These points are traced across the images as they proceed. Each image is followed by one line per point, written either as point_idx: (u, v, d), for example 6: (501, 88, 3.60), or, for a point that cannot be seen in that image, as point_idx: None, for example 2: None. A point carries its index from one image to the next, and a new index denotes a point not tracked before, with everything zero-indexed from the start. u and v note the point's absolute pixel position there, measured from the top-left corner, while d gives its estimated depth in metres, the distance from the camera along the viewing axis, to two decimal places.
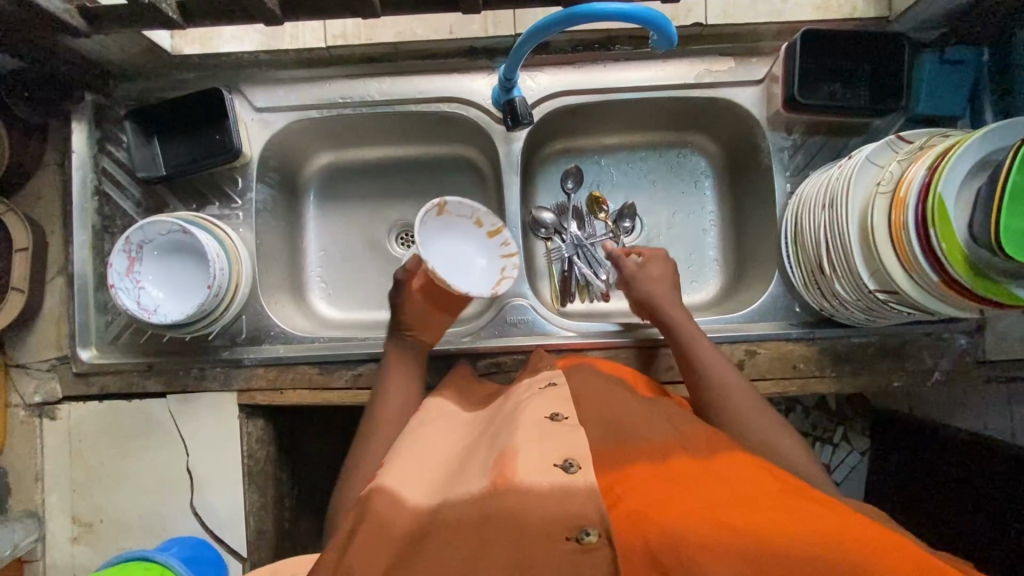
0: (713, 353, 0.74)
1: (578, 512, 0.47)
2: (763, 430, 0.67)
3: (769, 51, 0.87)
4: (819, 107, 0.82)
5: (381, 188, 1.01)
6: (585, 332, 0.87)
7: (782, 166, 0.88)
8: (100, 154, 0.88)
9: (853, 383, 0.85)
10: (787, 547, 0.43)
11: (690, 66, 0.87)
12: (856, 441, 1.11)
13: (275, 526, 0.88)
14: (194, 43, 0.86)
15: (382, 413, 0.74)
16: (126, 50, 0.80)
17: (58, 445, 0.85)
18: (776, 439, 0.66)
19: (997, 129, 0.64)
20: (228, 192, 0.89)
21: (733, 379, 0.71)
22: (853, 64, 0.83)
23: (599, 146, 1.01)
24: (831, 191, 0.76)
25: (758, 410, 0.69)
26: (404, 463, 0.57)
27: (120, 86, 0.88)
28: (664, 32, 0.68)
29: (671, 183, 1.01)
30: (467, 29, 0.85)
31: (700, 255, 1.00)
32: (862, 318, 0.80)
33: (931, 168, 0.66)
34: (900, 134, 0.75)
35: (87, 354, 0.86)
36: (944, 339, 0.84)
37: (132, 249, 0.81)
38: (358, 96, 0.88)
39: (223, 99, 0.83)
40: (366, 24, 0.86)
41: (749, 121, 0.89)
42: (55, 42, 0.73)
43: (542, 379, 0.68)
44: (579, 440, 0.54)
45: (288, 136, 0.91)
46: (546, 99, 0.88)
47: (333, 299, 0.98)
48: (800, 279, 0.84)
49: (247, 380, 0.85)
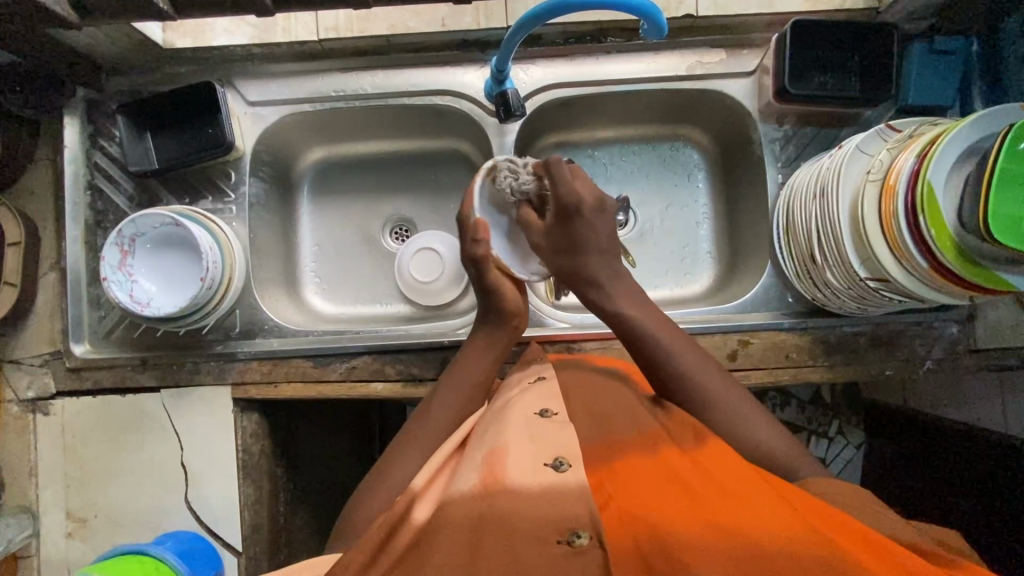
0: (662, 332, 0.67)
1: (568, 515, 0.47)
2: (731, 411, 0.63)
3: (760, 43, 0.87)
4: (810, 97, 0.83)
5: (374, 182, 1.01)
6: (579, 324, 0.87)
7: (774, 158, 0.89)
8: (93, 149, 0.88)
9: (846, 372, 0.85)
10: (775, 540, 0.43)
11: (682, 57, 0.88)
12: (851, 435, 1.11)
13: (270, 520, 0.88)
14: (186, 36, 0.85)
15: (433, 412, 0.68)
16: (118, 43, 0.80)
17: (52, 440, 0.84)
18: (749, 420, 0.62)
19: (985, 115, 0.64)
20: (221, 186, 0.89)
21: (692, 359, 0.65)
22: (844, 55, 0.83)
23: (592, 139, 1.01)
24: (822, 182, 0.77)
25: (723, 389, 0.64)
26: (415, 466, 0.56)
27: (112, 80, 0.88)
28: (654, 21, 0.69)
29: (664, 176, 1.02)
30: (459, 22, 0.85)
31: (693, 248, 1.00)
32: (854, 307, 0.80)
33: (920, 156, 0.66)
34: (890, 124, 0.76)
35: (80, 349, 0.86)
36: (935, 327, 0.84)
37: (125, 242, 0.81)
38: (351, 89, 0.89)
39: (216, 93, 0.84)
40: (358, 17, 0.85)
41: (741, 113, 0.90)
42: (45, 35, 0.73)
43: (531, 374, 0.69)
44: (566, 438, 0.54)
45: (281, 129, 0.91)
46: (538, 92, 0.89)
47: (327, 293, 0.98)
48: (792, 269, 0.84)
49: (240, 373, 0.85)
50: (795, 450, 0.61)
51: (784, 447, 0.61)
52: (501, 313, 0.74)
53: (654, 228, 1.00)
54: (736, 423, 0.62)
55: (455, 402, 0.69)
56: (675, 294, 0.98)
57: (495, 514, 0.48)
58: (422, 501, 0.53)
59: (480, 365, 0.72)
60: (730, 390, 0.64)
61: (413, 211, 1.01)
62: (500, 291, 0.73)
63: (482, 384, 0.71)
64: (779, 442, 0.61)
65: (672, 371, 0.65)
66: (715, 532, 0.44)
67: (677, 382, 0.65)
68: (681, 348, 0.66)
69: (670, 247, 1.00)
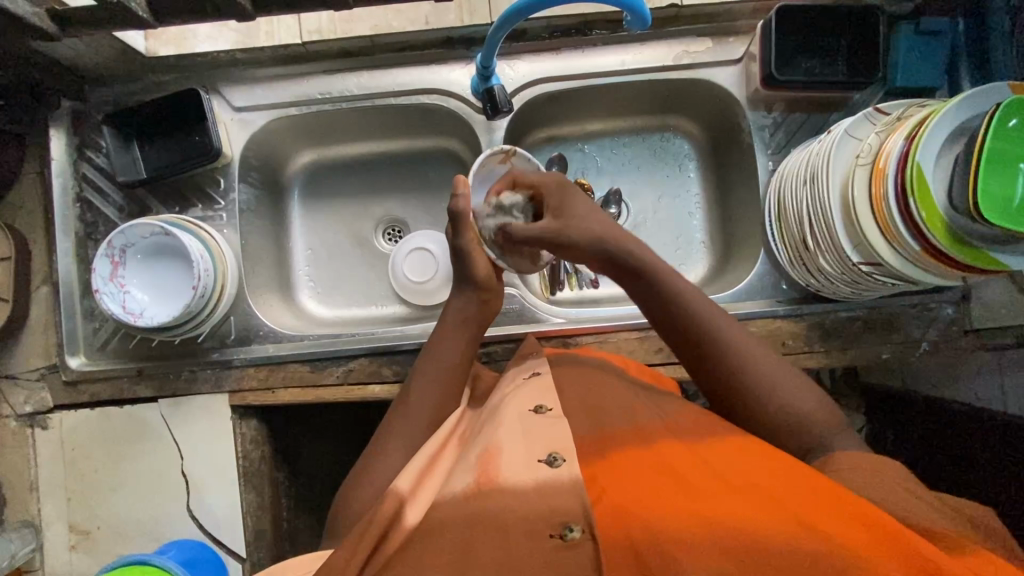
0: (689, 289, 0.65)
1: (561, 509, 0.47)
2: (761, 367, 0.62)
3: (745, 30, 0.87)
4: (797, 83, 0.82)
5: (366, 185, 1.01)
6: (574, 318, 0.87)
7: (764, 145, 0.88)
8: (80, 161, 0.87)
9: (843, 356, 0.85)
10: (776, 531, 0.43)
11: (668, 47, 0.87)
12: (852, 419, 1.11)
13: (273, 526, 0.88)
14: (169, 43, 0.86)
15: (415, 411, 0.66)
16: (101, 53, 0.80)
17: (52, 454, 0.84)
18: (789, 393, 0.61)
19: (972, 95, 0.64)
20: (211, 193, 0.89)
21: (723, 317, 0.64)
22: (828, 40, 0.83)
23: (583, 133, 1.01)
24: (812, 166, 0.76)
25: (754, 350, 0.63)
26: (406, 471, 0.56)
27: (96, 91, 0.88)
28: (638, 13, 0.68)
29: (656, 167, 1.01)
30: (443, 19, 0.85)
31: (686, 238, 1.00)
32: (848, 291, 0.80)
33: (909, 137, 0.66)
34: (878, 106, 0.76)
35: (76, 361, 0.86)
36: (931, 309, 0.84)
37: (115, 253, 0.81)
38: (337, 91, 0.88)
39: (203, 100, 0.83)
40: (341, 18, 0.85)
41: (730, 101, 0.90)
42: (26, 47, 0.73)
43: (526, 370, 0.69)
44: (560, 432, 0.54)
45: (267, 134, 0.90)
46: (525, 87, 0.88)
47: (322, 298, 0.98)
48: (785, 256, 0.84)
49: (237, 380, 0.85)
50: (828, 407, 0.60)
51: (828, 414, 0.60)
52: (475, 284, 0.74)
53: (646, 219, 1.00)
54: (767, 380, 0.61)
55: (435, 388, 0.68)
56: None
57: (491, 513, 0.48)
58: (417, 502, 0.52)
59: (447, 342, 0.71)
60: (758, 348, 0.63)
61: (405, 212, 1.01)
62: (467, 255, 0.73)
63: (458, 363, 0.70)
64: (813, 399, 0.60)
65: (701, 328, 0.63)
66: (698, 526, 0.45)
67: (703, 335, 0.63)
68: (708, 305, 0.65)
69: (664, 239, 1.00)
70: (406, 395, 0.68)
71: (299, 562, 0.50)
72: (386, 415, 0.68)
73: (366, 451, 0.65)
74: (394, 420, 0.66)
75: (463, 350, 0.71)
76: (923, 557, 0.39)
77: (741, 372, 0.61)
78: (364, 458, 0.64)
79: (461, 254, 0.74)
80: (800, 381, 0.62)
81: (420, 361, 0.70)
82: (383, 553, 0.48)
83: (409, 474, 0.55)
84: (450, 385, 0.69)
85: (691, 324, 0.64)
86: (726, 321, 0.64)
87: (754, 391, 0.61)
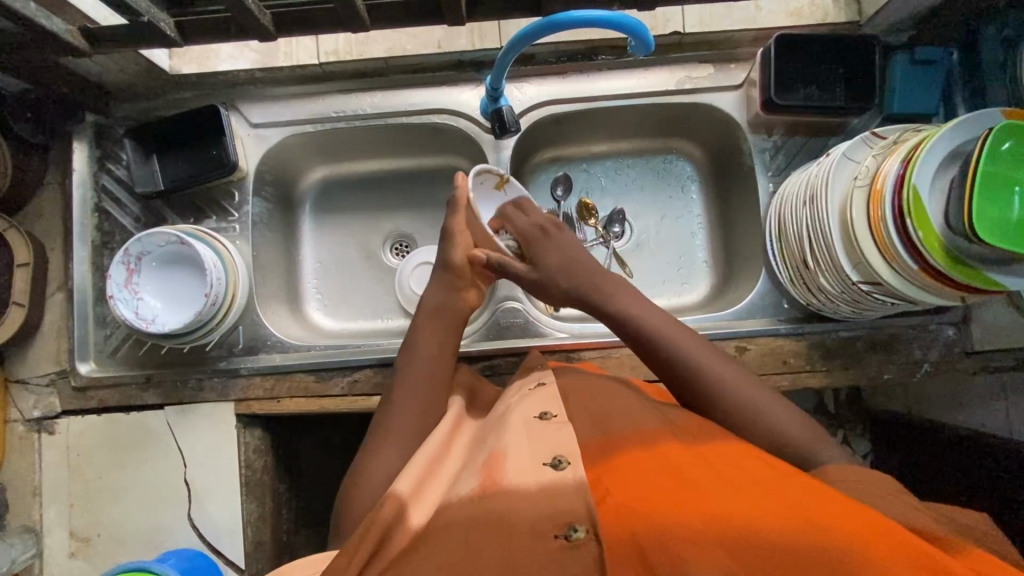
0: (660, 323, 0.68)
1: (566, 510, 0.47)
2: (746, 396, 0.63)
3: (746, 57, 0.90)
4: (797, 107, 0.84)
5: (376, 201, 1.03)
6: (578, 333, 0.88)
7: (764, 167, 0.91)
8: (100, 172, 0.90)
9: (844, 376, 0.85)
10: (770, 532, 0.43)
11: (671, 73, 0.90)
12: (857, 445, 1.10)
13: (272, 539, 0.88)
14: (192, 62, 0.89)
15: (407, 419, 0.66)
16: (128, 69, 0.84)
17: (57, 460, 0.85)
18: (752, 396, 0.63)
19: (966, 120, 0.66)
20: (226, 206, 0.91)
21: (701, 350, 0.66)
22: (829, 67, 0.85)
23: (588, 154, 1.03)
24: (812, 188, 0.78)
25: (742, 382, 0.64)
26: (404, 477, 0.55)
27: (120, 106, 0.91)
28: (642, 38, 0.71)
29: (659, 188, 1.04)
30: (455, 43, 0.89)
31: (688, 258, 1.01)
32: (850, 311, 0.81)
33: (905, 160, 0.68)
34: (876, 131, 0.78)
35: (86, 367, 0.87)
36: (932, 330, 0.85)
37: (131, 261, 0.83)
38: (351, 110, 0.91)
39: (221, 116, 0.86)
40: (357, 41, 0.89)
41: (731, 125, 0.92)
42: (58, 62, 0.77)
43: (530, 381, 0.70)
44: (565, 437, 0.55)
45: (284, 150, 0.93)
46: (533, 108, 0.91)
47: (329, 310, 1.00)
48: (787, 276, 0.85)
49: (243, 389, 0.86)
50: (816, 436, 0.61)
51: (805, 431, 0.61)
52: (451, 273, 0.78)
53: (649, 239, 1.02)
54: (754, 409, 0.62)
55: (440, 393, 0.69)
56: (673, 303, 0.99)
57: (494, 516, 0.48)
58: (420, 505, 0.52)
59: (433, 344, 0.73)
60: (740, 378, 0.65)
61: (415, 228, 1.03)
62: (451, 237, 0.78)
63: (441, 360, 0.72)
64: (802, 429, 0.61)
65: (680, 360, 0.66)
66: (700, 522, 0.45)
67: (683, 366, 0.65)
68: (686, 339, 0.67)
69: (666, 258, 1.01)
70: (398, 396, 0.69)
71: (305, 563, 0.50)
72: (376, 420, 0.68)
73: (356, 457, 0.64)
74: (385, 423, 0.66)
75: (442, 344, 0.74)
76: (926, 558, 0.40)
77: (725, 402, 0.63)
78: (356, 462, 0.64)
79: (446, 236, 0.79)
80: (790, 412, 0.62)
81: (401, 364, 0.72)
82: (387, 554, 0.48)
83: (412, 477, 0.55)
84: (433, 382, 0.70)
85: (668, 358, 0.67)
86: (706, 352, 0.66)
87: (741, 419, 0.62)
